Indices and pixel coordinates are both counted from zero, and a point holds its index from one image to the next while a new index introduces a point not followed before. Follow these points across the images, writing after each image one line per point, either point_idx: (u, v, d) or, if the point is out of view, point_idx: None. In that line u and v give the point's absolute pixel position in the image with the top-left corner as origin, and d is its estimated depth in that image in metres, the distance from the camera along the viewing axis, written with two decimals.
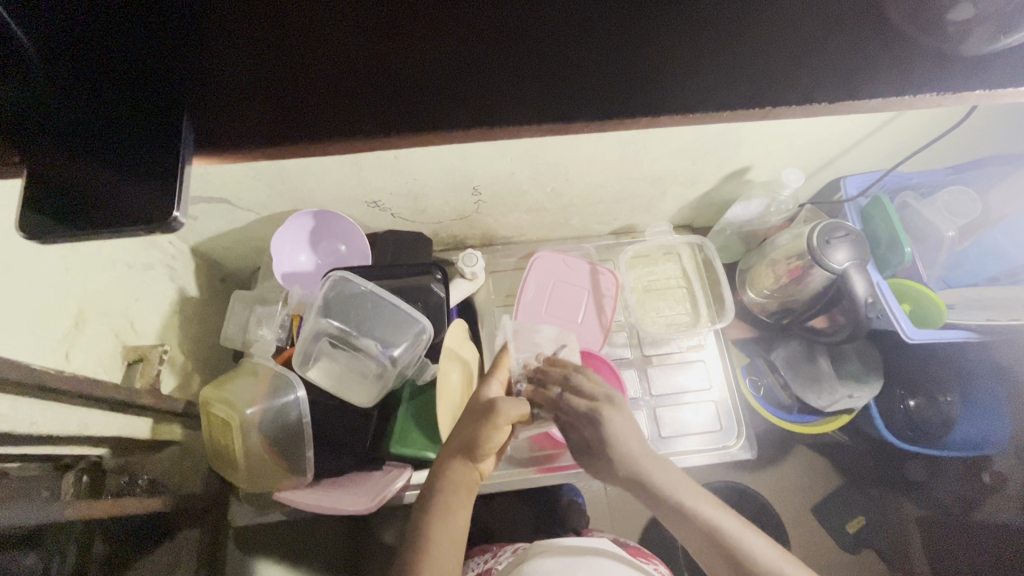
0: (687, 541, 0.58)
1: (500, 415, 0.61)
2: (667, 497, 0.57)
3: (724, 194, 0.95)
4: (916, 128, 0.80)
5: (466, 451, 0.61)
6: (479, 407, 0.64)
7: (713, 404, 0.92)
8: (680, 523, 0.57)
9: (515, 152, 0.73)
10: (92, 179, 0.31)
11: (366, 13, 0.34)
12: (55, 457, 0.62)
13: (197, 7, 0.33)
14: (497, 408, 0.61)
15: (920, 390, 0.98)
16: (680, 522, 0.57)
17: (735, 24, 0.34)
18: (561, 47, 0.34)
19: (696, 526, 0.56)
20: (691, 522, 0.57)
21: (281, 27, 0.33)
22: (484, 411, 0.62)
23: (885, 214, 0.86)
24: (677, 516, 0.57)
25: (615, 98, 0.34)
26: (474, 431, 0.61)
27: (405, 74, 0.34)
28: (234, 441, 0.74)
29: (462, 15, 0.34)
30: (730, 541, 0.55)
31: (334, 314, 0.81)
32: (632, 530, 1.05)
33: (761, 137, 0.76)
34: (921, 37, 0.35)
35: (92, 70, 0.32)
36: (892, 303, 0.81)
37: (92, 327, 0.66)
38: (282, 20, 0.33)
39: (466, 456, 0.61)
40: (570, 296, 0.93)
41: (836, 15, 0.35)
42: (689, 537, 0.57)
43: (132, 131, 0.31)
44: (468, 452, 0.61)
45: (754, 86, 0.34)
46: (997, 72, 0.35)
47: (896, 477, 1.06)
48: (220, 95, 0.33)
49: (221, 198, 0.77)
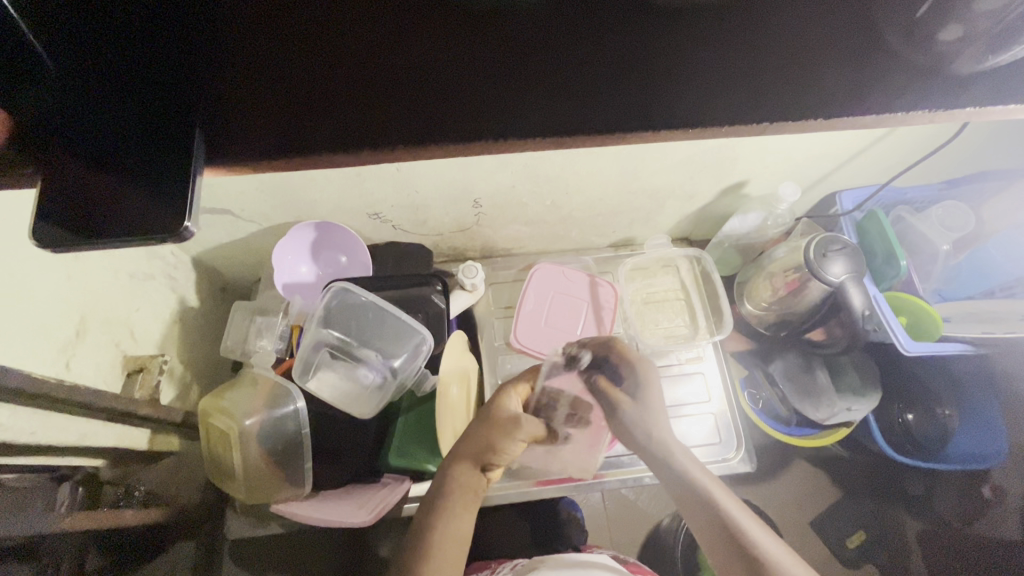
0: (698, 531, 0.57)
1: (523, 431, 0.62)
2: (685, 480, 0.59)
3: (721, 207, 0.96)
4: (909, 144, 0.82)
5: (479, 456, 0.61)
6: (499, 415, 0.64)
7: (712, 416, 0.92)
8: (693, 508, 0.57)
9: (515, 165, 0.74)
10: (102, 187, 0.31)
11: (377, 28, 0.35)
12: (53, 467, 0.61)
13: (213, 31, 0.34)
14: (523, 424, 0.62)
15: (918, 404, 0.99)
16: (692, 503, 0.57)
17: (735, 43, 0.36)
18: (564, 64, 0.35)
19: (708, 512, 0.55)
20: (705, 507, 0.56)
21: (296, 46, 0.34)
22: (509, 422, 0.63)
23: (879, 228, 0.87)
24: (686, 498, 0.58)
25: (617, 112, 0.35)
26: (493, 439, 0.61)
27: (412, 91, 0.34)
28: (235, 451, 0.75)
29: (469, 33, 0.35)
30: (742, 533, 0.53)
31: (333, 325, 0.82)
32: (632, 544, 1.04)
33: (757, 152, 0.78)
34: (913, 54, 0.36)
35: (105, 81, 0.32)
36: (888, 317, 0.82)
37: (93, 337, 0.66)
38: (297, 40, 0.35)
39: (478, 463, 0.60)
40: (570, 308, 0.94)
41: (829, 35, 0.36)
42: (698, 524, 0.56)
43: (146, 145, 0.32)
44: (482, 458, 0.61)
45: (754, 102, 0.35)
46: (984, 91, 0.36)
47: (896, 491, 1.06)
48: (233, 113, 0.34)
49: (224, 209, 0.78)
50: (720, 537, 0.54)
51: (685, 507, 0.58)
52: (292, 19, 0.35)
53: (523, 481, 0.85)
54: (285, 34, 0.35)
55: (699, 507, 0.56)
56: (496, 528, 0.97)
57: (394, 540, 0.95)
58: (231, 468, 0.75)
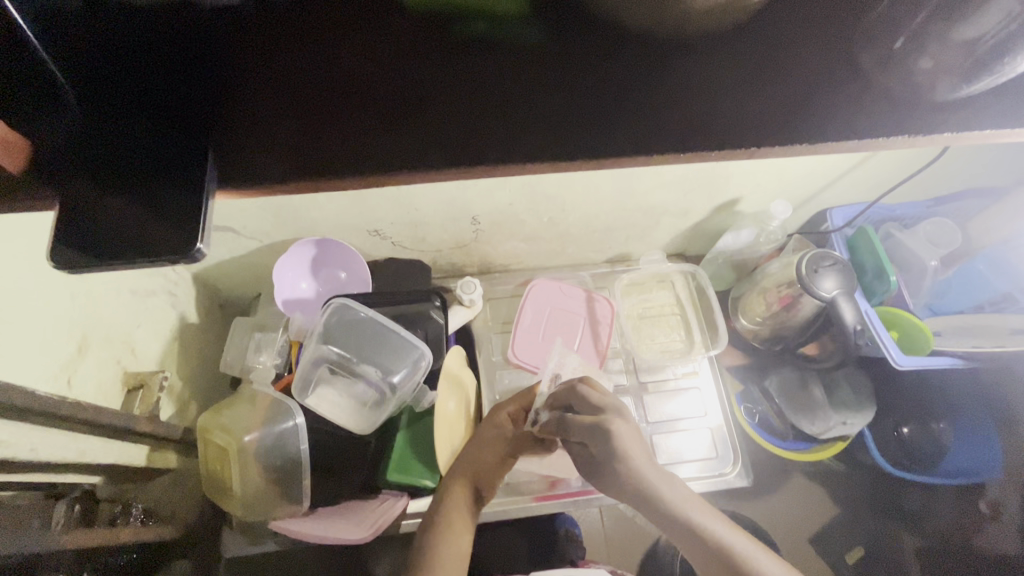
0: (691, 554, 0.52)
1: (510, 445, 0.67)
2: (675, 515, 0.51)
3: (715, 224, 0.97)
4: (895, 163, 0.84)
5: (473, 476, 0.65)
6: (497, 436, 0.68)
7: (709, 431, 0.93)
8: (685, 539, 0.51)
9: (513, 183, 0.76)
10: (117, 212, 0.32)
11: (380, 59, 0.37)
12: (48, 484, 0.61)
13: (232, 67, 0.36)
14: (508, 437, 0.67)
15: (913, 417, 1.00)
16: (681, 535, 0.52)
17: (730, 71, 0.38)
18: (563, 90, 0.37)
19: (699, 538, 0.51)
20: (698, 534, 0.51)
21: (311, 78, 0.36)
22: (495, 439, 0.68)
23: (869, 244, 0.89)
24: (669, 520, 0.52)
25: (615, 136, 0.36)
26: (483, 455, 0.66)
27: (416, 120, 0.36)
28: (234, 468, 0.75)
29: (469, 64, 0.37)
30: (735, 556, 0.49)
31: (334, 341, 0.82)
32: (630, 560, 1.04)
33: (749, 171, 0.80)
34: (890, 82, 0.38)
35: (122, 111, 0.33)
36: (881, 331, 0.83)
37: (93, 353, 0.67)
38: (315, 70, 0.36)
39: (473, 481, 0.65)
40: (567, 323, 0.95)
41: (810, 65, 0.38)
42: (687, 547, 0.52)
43: (157, 171, 0.33)
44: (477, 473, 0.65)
45: (748, 127, 0.37)
46: (960, 116, 0.38)
47: (893, 505, 1.07)
48: (246, 141, 0.35)
49: (227, 226, 0.79)
50: (716, 565, 0.50)
51: (666, 530, 0.53)
52: (312, 52, 0.37)
53: (521, 497, 0.86)
54: (300, 64, 0.36)
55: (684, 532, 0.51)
56: (494, 546, 0.97)
57: (392, 559, 0.94)
58: (229, 486, 0.76)
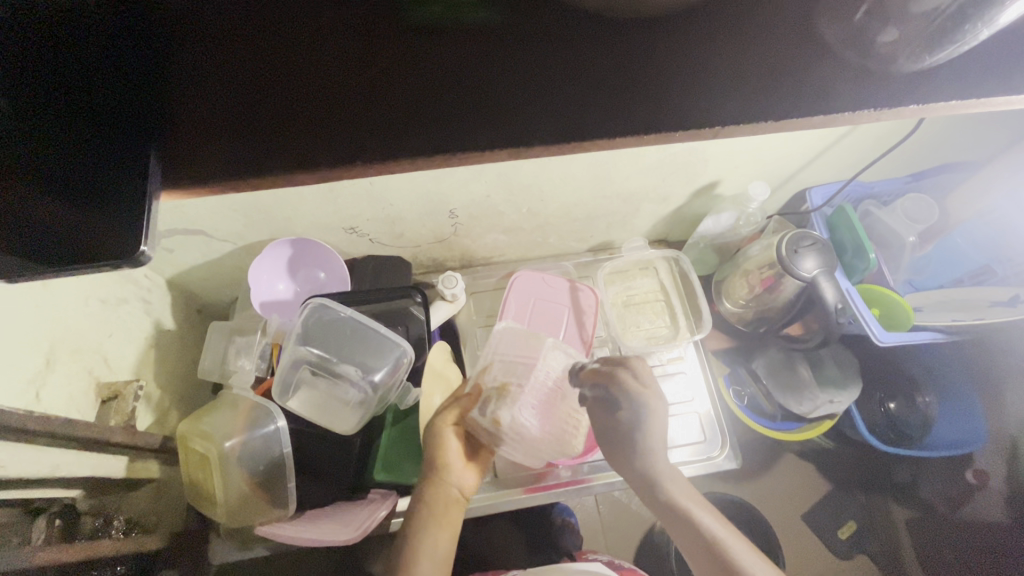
0: (683, 546, 0.61)
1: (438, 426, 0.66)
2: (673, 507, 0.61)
3: (694, 209, 0.97)
4: (870, 140, 0.84)
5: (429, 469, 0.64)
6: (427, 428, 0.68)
7: (698, 415, 0.93)
8: (684, 531, 0.60)
9: (489, 174, 0.74)
10: (56, 214, 0.31)
11: (343, 49, 0.35)
12: (24, 500, 0.59)
13: (178, 56, 0.34)
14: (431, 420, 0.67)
15: (898, 392, 1.01)
16: (677, 527, 0.60)
17: (688, 49, 0.37)
18: (523, 76, 0.36)
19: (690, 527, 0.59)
20: (690, 527, 0.59)
21: (273, 73, 0.35)
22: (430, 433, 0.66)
23: (849, 222, 0.89)
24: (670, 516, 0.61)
25: (577, 123, 0.35)
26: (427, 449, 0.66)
27: (376, 113, 0.35)
28: (215, 476, 0.74)
29: (436, 53, 0.36)
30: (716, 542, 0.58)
31: (312, 342, 0.81)
32: (625, 546, 1.05)
33: (726, 154, 0.79)
34: (853, 56, 0.37)
35: (58, 111, 0.32)
36: (861, 308, 0.83)
37: (63, 366, 0.65)
38: (273, 66, 0.35)
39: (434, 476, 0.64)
40: (550, 313, 0.93)
41: (773, 44, 0.37)
42: (681, 539, 0.60)
43: (99, 169, 0.32)
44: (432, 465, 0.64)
45: (714, 106, 0.36)
46: (926, 87, 0.37)
47: (883, 479, 1.08)
48: (195, 135, 0.34)
49: (198, 230, 0.77)
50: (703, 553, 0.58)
51: (670, 526, 0.61)
52: (271, 47, 0.35)
53: (512, 490, 0.86)
54: (257, 52, 0.35)
55: (681, 525, 0.60)
56: (492, 540, 0.97)
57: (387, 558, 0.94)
58: (211, 493, 0.74)
